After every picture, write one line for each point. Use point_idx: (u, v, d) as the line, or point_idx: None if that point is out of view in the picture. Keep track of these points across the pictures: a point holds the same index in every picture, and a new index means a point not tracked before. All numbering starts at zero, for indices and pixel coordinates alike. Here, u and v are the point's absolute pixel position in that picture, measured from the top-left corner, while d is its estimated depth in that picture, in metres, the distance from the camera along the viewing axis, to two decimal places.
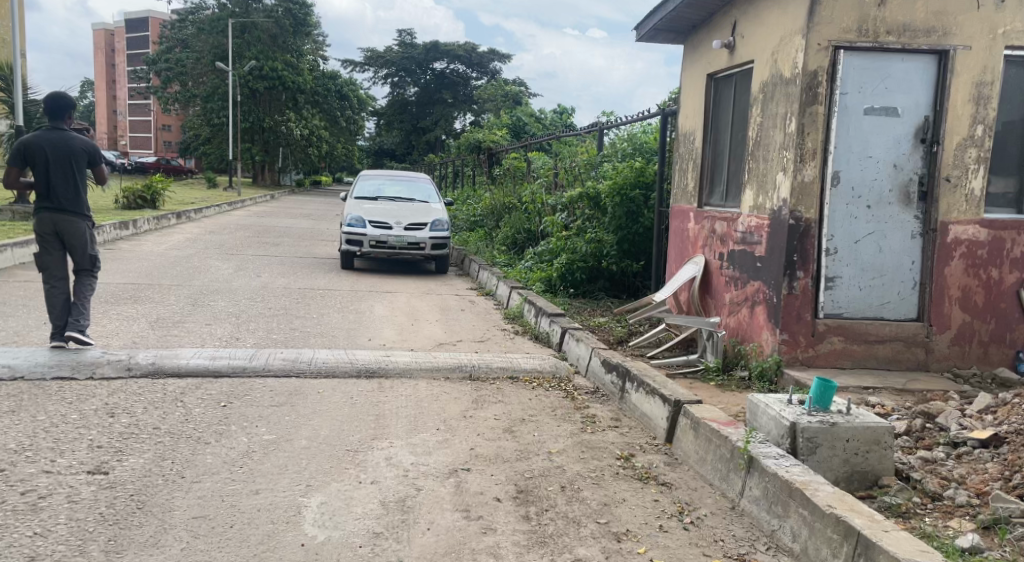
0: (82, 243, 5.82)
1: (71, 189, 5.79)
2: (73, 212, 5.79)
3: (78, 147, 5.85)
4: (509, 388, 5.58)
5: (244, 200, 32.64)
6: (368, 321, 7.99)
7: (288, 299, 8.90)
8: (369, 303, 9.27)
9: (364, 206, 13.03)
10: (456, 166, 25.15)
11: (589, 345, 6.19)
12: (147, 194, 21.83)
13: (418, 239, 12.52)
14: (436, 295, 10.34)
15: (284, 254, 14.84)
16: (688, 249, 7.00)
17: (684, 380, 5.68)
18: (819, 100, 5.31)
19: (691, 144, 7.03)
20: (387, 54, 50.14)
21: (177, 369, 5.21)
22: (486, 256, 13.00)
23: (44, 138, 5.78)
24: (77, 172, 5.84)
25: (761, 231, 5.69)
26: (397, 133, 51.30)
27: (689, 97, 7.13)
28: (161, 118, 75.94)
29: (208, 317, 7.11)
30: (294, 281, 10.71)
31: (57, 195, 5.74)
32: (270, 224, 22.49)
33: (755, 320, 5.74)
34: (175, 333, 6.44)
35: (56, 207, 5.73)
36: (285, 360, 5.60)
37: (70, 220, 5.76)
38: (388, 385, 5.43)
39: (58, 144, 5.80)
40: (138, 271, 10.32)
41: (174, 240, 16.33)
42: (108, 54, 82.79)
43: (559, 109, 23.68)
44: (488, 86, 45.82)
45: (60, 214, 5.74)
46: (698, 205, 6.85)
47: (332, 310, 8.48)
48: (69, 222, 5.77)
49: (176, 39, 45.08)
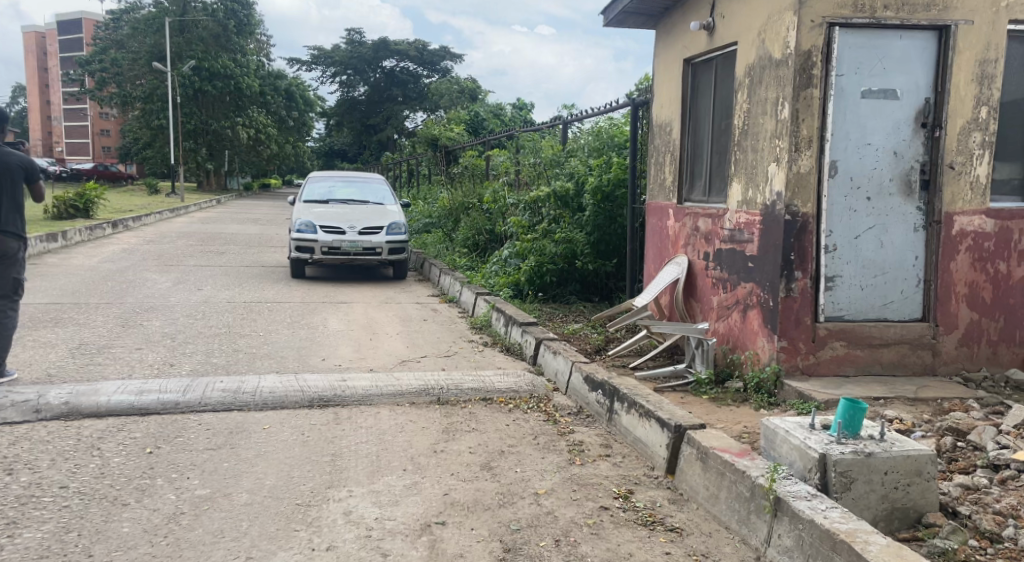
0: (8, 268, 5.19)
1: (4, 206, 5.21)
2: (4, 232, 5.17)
3: (15, 161, 5.29)
4: (482, 413, 5.02)
5: (188, 205, 31.46)
6: (321, 339, 7.34)
7: (232, 317, 8.19)
8: (322, 317, 8.61)
9: (314, 210, 12.29)
10: (411, 167, 24.52)
11: (568, 358, 5.65)
12: (79, 202, 20.97)
13: (374, 244, 11.85)
14: (395, 304, 9.71)
15: (229, 263, 14.04)
16: (668, 249, 6.52)
17: (675, 394, 5.18)
18: (813, 82, 4.82)
19: (667, 136, 6.53)
20: (334, 52, 49.10)
21: (96, 410, 4.64)
22: (447, 259, 12.42)
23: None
24: (13, 190, 5.28)
25: (752, 227, 5.19)
26: (348, 133, 50.26)
27: (663, 85, 6.62)
28: (99, 124, 73.64)
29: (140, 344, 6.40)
30: (239, 294, 9.98)
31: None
32: (216, 232, 21.56)
33: (748, 325, 5.24)
34: (100, 364, 5.72)
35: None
36: (226, 394, 5.02)
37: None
38: (345, 416, 4.86)
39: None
40: (65, 289, 9.48)
41: (110, 252, 15.38)
42: (41, 58, 79.84)
43: (516, 104, 23.13)
44: (441, 83, 45.12)
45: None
46: (677, 201, 6.36)
47: (281, 328, 7.82)
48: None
49: (112, 40, 43.48)
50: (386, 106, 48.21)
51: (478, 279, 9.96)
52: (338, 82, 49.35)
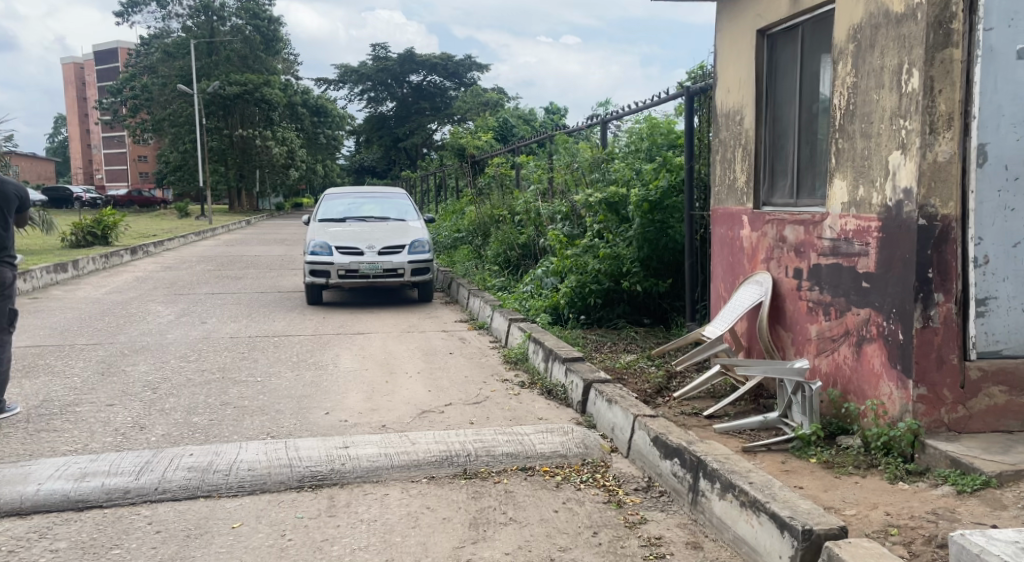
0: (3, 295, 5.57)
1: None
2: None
3: (13, 193, 5.73)
4: (522, 491, 3.89)
5: (216, 227, 30.99)
6: (328, 386, 6.27)
7: (230, 360, 7.20)
8: (333, 354, 7.56)
9: (330, 229, 11.27)
10: (439, 179, 23.47)
11: (627, 409, 4.47)
12: (98, 229, 20.37)
13: (395, 265, 10.76)
14: (417, 334, 8.61)
15: (243, 289, 13.13)
16: (742, 264, 5.31)
17: (773, 457, 3.98)
18: (954, 40, 3.56)
19: (738, 126, 5.33)
20: (360, 68, 48.52)
21: (17, 506, 3.76)
22: (477, 278, 11.33)
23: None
24: (8, 215, 5.68)
25: (866, 236, 3.96)
26: (377, 149, 49.64)
27: (729, 66, 5.43)
28: (135, 150, 74.38)
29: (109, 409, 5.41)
30: (245, 329, 9.00)
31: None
32: (239, 254, 20.77)
33: (865, 364, 3.97)
34: (52, 445, 4.75)
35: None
36: (190, 476, 4.01)
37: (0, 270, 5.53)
38: (341, 504, 3.79)
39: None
40: (56, 333, 8.61)
41: (121, 282, 14.60)
42: (77, 87, 80.76)
43: (548, 110, 21.95)
44: (468, 94, 44.23)
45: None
46: (754, 206, 5.16)
47: (284, 371, 6.79)
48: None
49: (141, 67, 43.32)
50: (413, 120, 47.49)
51: (511, 303, 8.79)
52: (365, 99, 48.72)
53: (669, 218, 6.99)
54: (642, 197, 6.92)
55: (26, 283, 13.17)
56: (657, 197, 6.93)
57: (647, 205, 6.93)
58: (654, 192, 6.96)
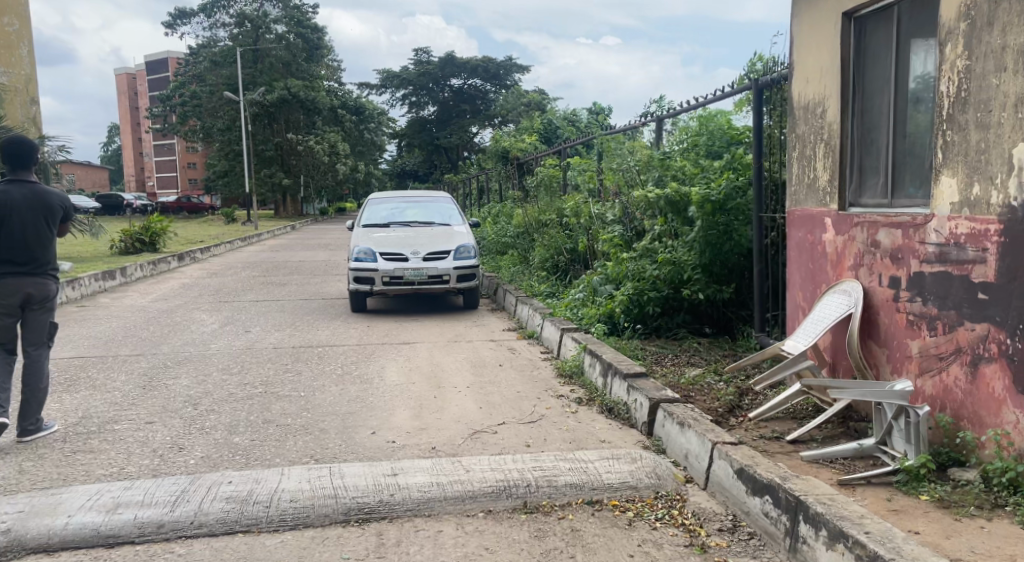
0: (42, 310, 5.21)
1: (36, 246, 5.17)
2: (38, 275, 5.17)
3: (57, 204, 5.32)
4: (591, 529, 3.50)
5: (262, 233, 31.14)
6: (375, 401, 5.94)
7: (273, 374, 6.92)
8: (379, 366, 7.24)
9: (374, 235, 10.99)
10: (481, 183, 23.17)
11: (703, 435, 4.04)
12: (145, 236, 20.46)
13: (440, 272, 10.42)
14: (465, 345, 8.25)
15: (287, 297, 12.93)
16: (825, 271, 4.83)
17: (875, 492, 3.53)
18: None
19: (820, 119, 4.85)
20: (402, 72, 48.58)
21: (45, 542, 3.48)
22: (524, 284, 10.95)
23: (16, 190, 5.17)
24: (51, 227, 5.27)
25: (984, 241, 3.48)
26: (419, 153, 49.66)
27: (808, 54, 4.96)
28: (184, 158, 75.70)
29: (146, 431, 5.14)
30: (288, 339, 8.75)
31: (20, 258, 5.10)
32: (284, 260, 20.68)
33: (984, 387, 3.50)
34: (86, 470, 4.48)
35: (21, 271, 5.08)
36: (228, 509, 3.68)
37: (39, 285, 5.16)
38: (392, 543, 3.44)
39: (36, 196, 5.23)
40: (99, 345, 8.44)
41: (167, 290, 14.52)
42: (129, 97, 82.60)
43: (593, 110, 21.48)
44: (510, 96, 43.97)
45: (29, 280, 5.10)
46: (839, 208, 4.68)
47: (328, 386, 6.48)
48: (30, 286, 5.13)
49: (190, 76, 43.94)
50: (455, 124, 47.41)
51: (562, 311, 8.38)
52: (407, 103, 48.76)
53: (734, 220, 6.51)
54: (704, 198, 6.46)
55: (74, 291, 13.15)
56: (720, 199, 6.46)
57: (710, 207, 6.46)
58: (718, 193, 6.50)
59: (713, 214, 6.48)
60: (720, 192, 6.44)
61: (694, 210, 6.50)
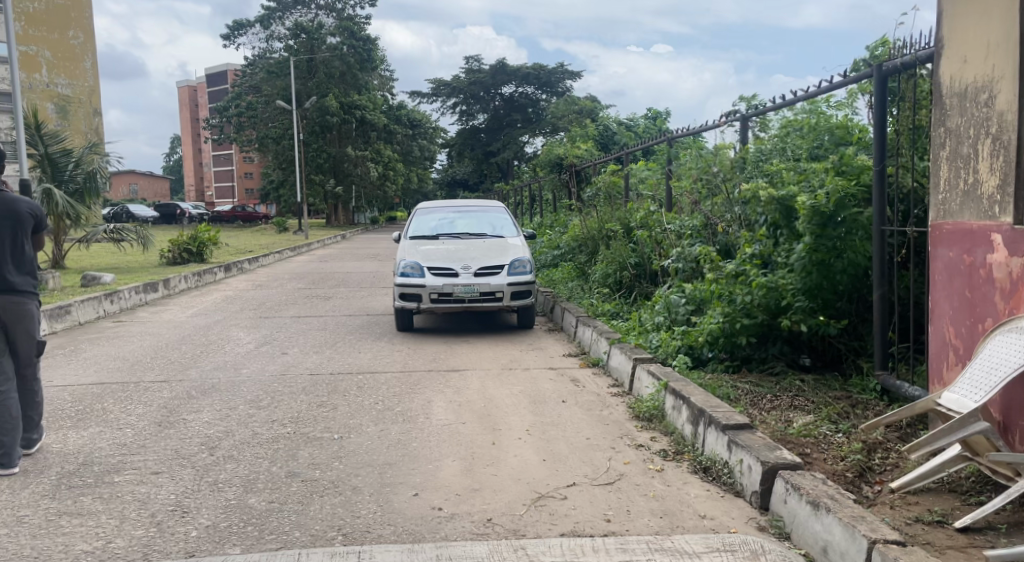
0: (27, 328, 4.97)
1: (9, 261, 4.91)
2: (18, 291, 4.91)
3: (25, 211, 5.01)
4: None
5: (312, 243, 30.76)
6: (420, 449, 5.07)
7: (304, 410, 6.08)
8: (425, 401, 6.37)
9: (422, 248, 10.14)
10: (533, 193, 22.25)
11: (853, 529, 3.13)
12: (193, 246, 20.01)
13: (493, 288, 9.51)
14: (521, 374, 7.33)
15: (330, 312, 12.16)
16: (987, 303, 3.80)
17: None
18: None
19: (985, 109, 3.84)
20: (453, 81, 48.00)
21: None
22: (583, 302, 10.02)
23: None
24: (21, 238, 4.98)
25: None
26: (469, 162, 49.05)
27: (967, 28, 3.95)
28: (242, 168, 76.75)
29: (147, 489, 4.35)
30: (326, 364, 7.93)
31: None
32: (332, 272, 20.02)
33: None
34: (63, 544, 3.68)
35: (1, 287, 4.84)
36: None
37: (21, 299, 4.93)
38: None
39: (2, 206, 4.93)
40: (123, 370, 7.71)
41: (207, 303, 13.88)
42: (188, 108, 84.05)
43: (650, 115, 20.31)
44: (562, 103, 42.97)
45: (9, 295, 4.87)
46: (1012, 222, 3.66)
47: (367, 426, 5.63)
48: (11, 304, 4.88)
49: (245, 86, 44.01)
50: (505, 132, 46.70)
51: (632, 337, 7.43)
52: (458, 112, 48.15)
53: (842, 234, 5.58)
54: (813, 207, 5.58)
55: (113, 304, 12.56)
56: (836, 205, 5.56)
57: (822, 218, 5.57)
58: (823, 199, 5.57)
59: (823, 225, 5.60)
60: (829, 199, 5.53)
61: (804, 221, 5.63)
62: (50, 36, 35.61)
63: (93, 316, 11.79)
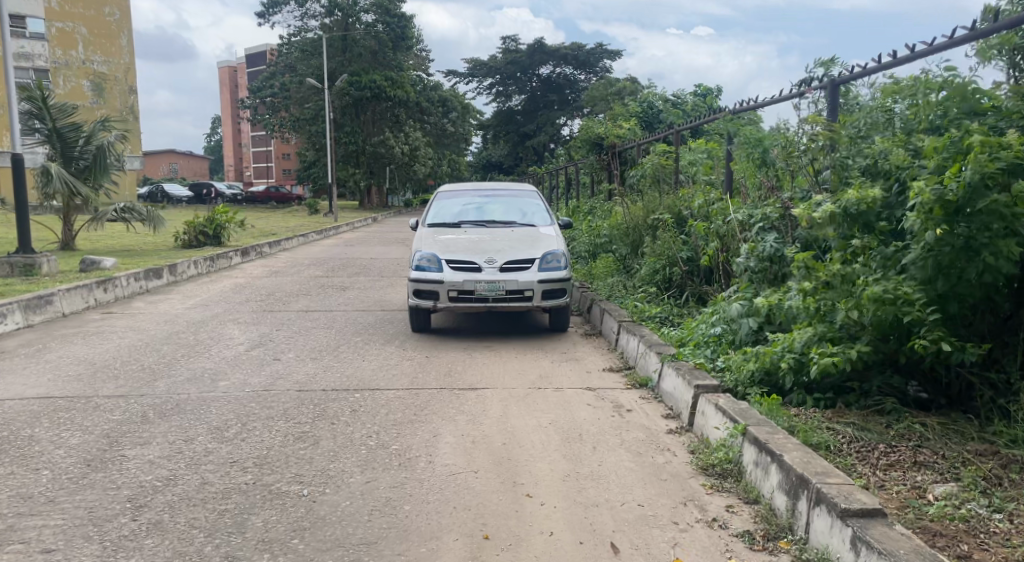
0: None
1: None
2: None
3: None
4: None
5: (340, 226, 29.73)
6: (413, 517, 3.80)
7: (275, 447, 4.80)
8: (430, 434, 5.07)
9: (440, 238, 8.80)
10: (570, 176, 20.75)
11: None
12: (209, 228, 18.93)
13: (521, 286, 8.16)
14: (551, 396, 6.01)
15: (342, 307, 10.88)
16: None
17: None
18: None
19: None
20: (489, 60, 46.46)
21: None
22: (625, 302, 8.60)
23: None
24: None
25: None
26: (505, 145, 47.73)
27: None
28: (278, 149, 76.29)
29: None
30: (320, 376, 6.67)
31: None
32: (354, 258, 18.81)
33: None
34: None
35: None
36: None
37: None
38: None
39: None
40: (82, 379, 6.51)
41: (212, 293, 12.69)
42: (226, 88, 83.78)
43: (699, 92, 18.71)
44: (601, 82, 41.17)
45: None
46: None
47: (351, 474, 4.36)
48: None
49: (279, 65, 43.05)
50: (542, 114, 45.20)
51: (688, 353, 6.05)
52: (494, 93, 46.77)
53: (977, 233, 4.13)
54: (944, 197, 4.14)
55: (106, 293, 11.41)
56: (969, 196, 4.12)
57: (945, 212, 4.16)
58: (951, 186, 4.15)
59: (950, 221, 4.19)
60: (957, 188, 4.10)
61: (914, 217, 4.25)
62: (86, 13, 35.09)
63: (80, 306, 10.66)
